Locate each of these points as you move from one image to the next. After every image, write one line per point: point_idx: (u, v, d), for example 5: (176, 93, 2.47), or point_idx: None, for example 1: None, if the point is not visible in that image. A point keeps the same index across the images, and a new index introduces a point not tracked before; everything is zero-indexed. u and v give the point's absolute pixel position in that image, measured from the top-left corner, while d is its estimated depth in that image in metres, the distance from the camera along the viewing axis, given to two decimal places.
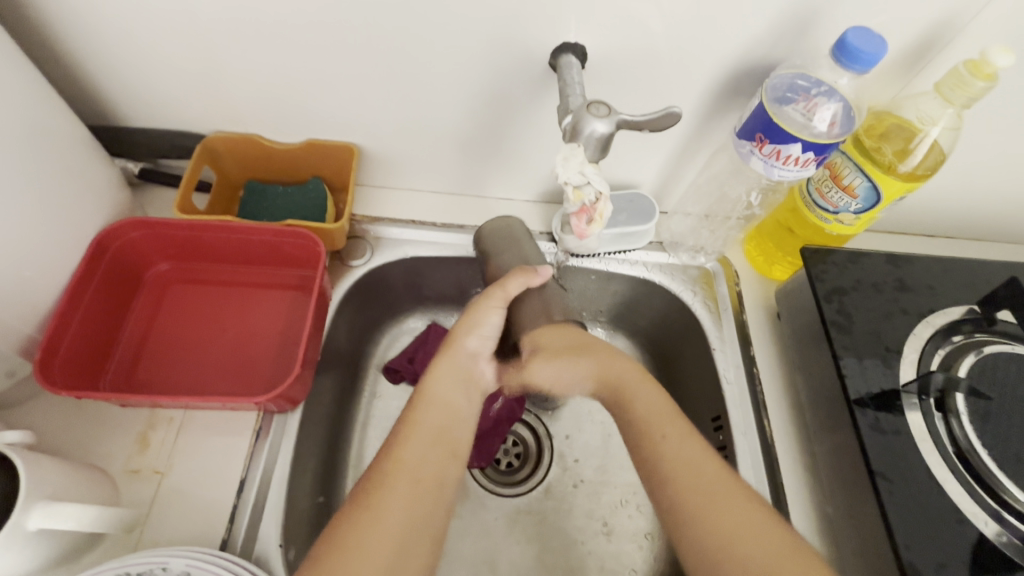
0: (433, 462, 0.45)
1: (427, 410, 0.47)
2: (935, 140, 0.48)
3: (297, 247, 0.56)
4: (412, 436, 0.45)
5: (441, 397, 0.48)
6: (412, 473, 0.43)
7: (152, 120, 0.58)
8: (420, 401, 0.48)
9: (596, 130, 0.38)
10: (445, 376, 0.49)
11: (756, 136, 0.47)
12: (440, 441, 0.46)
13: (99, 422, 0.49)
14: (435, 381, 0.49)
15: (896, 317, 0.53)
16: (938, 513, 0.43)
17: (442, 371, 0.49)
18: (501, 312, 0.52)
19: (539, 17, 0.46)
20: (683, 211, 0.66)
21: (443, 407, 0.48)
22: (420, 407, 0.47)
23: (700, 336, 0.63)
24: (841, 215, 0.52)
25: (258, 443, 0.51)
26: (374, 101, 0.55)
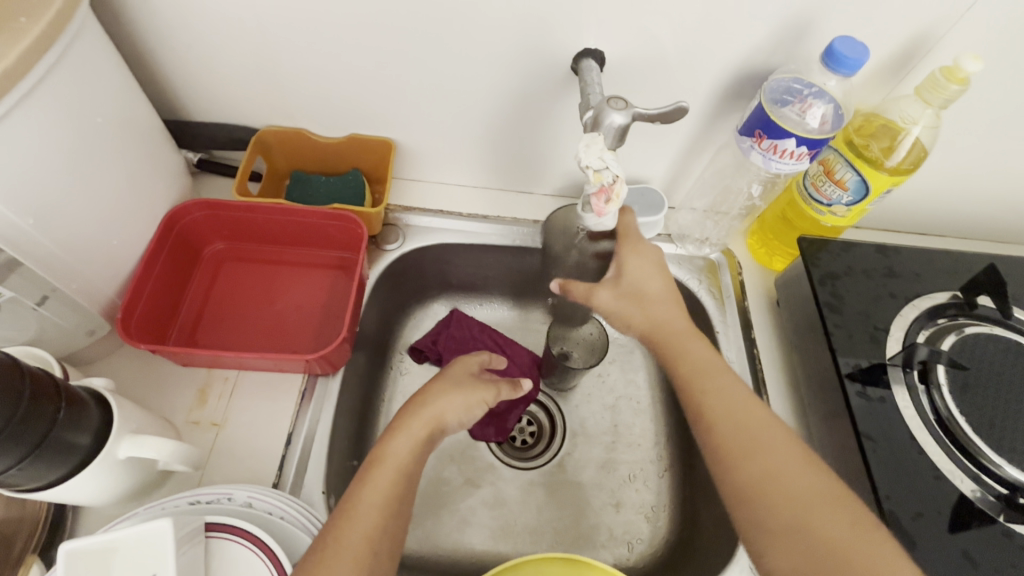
0: (387, 520, 0.44)
1: (387, 471, 0.46)
2: (917, 138, 0.53)
3: (341, 230, 0.62)
4: (369, 492, 0.45)
5: (397, 456, 0.47)
6: (367, 524, 0.43)
7: (213, 114, 0.65)
8: (376, 462, 0.46)
9: (614, 121, 0.44)
10: (403, 435, 0.48)
11: (755, 132, 0.53)
12: (396, 498, 0.45)
13: (166, 378, 0.56)
14: (393, 440, 0.48)
15: (884, 300, 0.58)
16: (917, 471, 0.48)
17: (402, 429, 0.48)
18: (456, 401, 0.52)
19: (565, 26, 0.52)
20: (690, 206, 0.72)
21: (398, 466, 0.46)
22: (375, 469, 0.46)
23: (704, 320, 0.68)
24: (834, 207, 0.58)
25: (303, 404, 0.56)
26: (412, 100, 0.61)
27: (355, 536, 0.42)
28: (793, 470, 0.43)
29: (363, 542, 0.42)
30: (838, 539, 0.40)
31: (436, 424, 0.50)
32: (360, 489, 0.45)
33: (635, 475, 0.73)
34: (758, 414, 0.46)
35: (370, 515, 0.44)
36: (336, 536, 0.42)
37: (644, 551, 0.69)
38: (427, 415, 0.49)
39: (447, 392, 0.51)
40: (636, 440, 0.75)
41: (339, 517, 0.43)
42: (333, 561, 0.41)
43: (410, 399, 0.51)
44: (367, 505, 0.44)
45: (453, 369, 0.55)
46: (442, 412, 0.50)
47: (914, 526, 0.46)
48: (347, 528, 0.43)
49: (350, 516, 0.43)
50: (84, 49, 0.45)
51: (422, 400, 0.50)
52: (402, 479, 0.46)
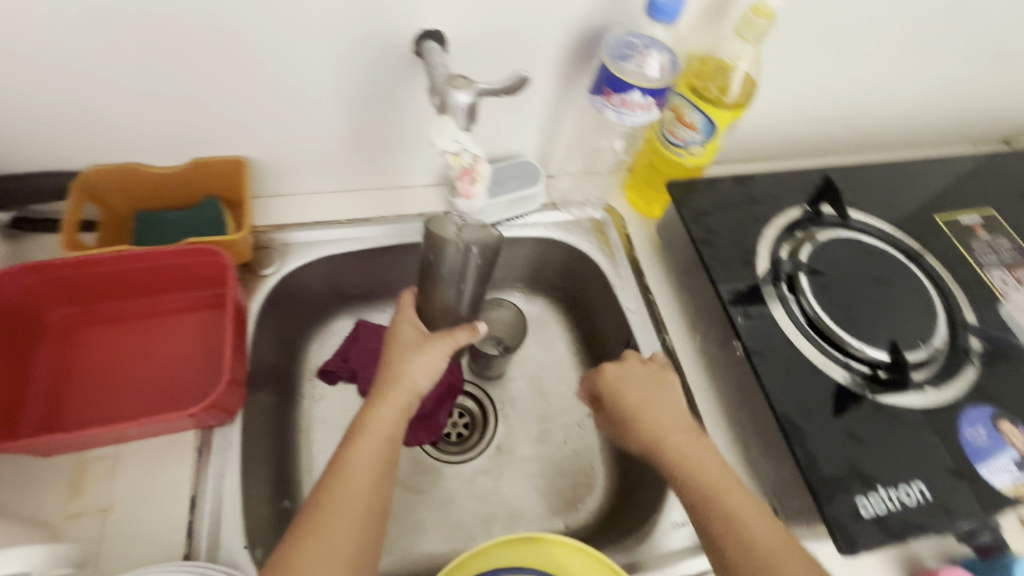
0: (378, 480, 0.46)
1: (370, 438, 0.47)
2: (745, 73, 0.58)
3: (203, 266, 0.56)
4: (355, 458, 0.46)
5: (380, 424, 0.48)
6: (357, 492, 0.45)
7: (22, 163, 0.56)
8: (361, 432, 0.48)
9: (460, 102, 0.42)
10: (385, 403, 0.49)
11: (604, 90, 0.54)
12: (383, 459, 0.47)
13: (26, 474, 0.48)
14: (374, 410, 0.49)
15: (749, 226, 0.63)
16: (799, 371, 0.54)
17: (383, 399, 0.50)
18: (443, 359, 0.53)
19: (397, 8, 0.51)
20: (566, 172, 0.74)
21: (382, 435, 0.48)
22: (361, 437, 0.47)
23: (601, 277, 0.72)
24: (691, 148, 0.62)
25: (202, 462, 0.51)
26: (254, 110, 0.57)
27: (347, 505, 0.44)
28: (739, 500, 0.45)
29: (356, 499, 0.45)
30: (768, 548, 0.43)
31: (407, 394, 0.50)
32: (346, 456, 0.46)
33: (570, 439, 0.75)
34: (709, 452, 0.49)
35: (361, 477, 0.46)
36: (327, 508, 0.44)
37: (592, 508, 0.71)
38: (405, 384, 0.50)
39: (423, 362, 0.52)
40: (565, 406, 0.77)
41: (326, 492, 0.45)
42: (328, 527, 0.43)
43: (384, 371, 0.52)
44: (357, 468, 0.46)
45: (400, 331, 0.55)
46: (411, 372, 0.51)
47: (805, 419, 0.51)
48: (337, 494, 0.45)
49: (339, 483, 0.45)
50: None
51: (399, 371, 0.51)
52: (387, 448, 0.48)
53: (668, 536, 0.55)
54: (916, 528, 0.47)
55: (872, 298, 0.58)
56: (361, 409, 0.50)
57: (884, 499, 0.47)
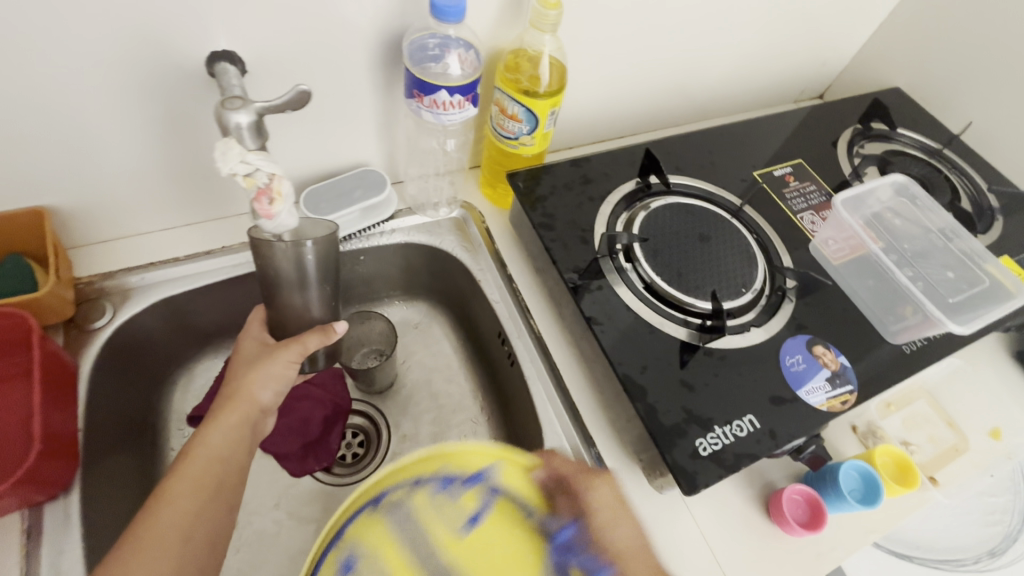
0: (207, 505, 0.44)
1: (203, 459, 0.45)
2: (552, 59, 0.61)
3: (5, 331, 0.51)
4: (183, 483, 0.43)
5: (218, 445, 0.46)
6: (180, 518, 0.42)
7: None
8: (194, 455, 0.45)
9: (240, 122, 0.41)
10: (223, 423, 0.47)
11: (415, 93, 0.54)
12: (215, 483, 0.45)
13: None
14: (212, 430, 0.47)
15: (585, 205, 0.66)
16: (637, 333, 0.58)
17: (221, 418, 0.47)
18: (292, 368, 0.52)
19: (176, 34, 0.48)
20: (417, 176, 0.74)
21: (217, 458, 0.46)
22: (193, 461, 0.45)
23: (466, 273, 0.73)
24: (521, 138, 0.64)
25: (33, 544, 0.47)
26: (41, 154, 0.52)
27: (170, 530, 0.41)
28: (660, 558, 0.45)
29: (178, 526, 0.42)
30: None
31: (246, 410, 0.49)
32: (173, 479, 0.43)
33: (465, 436, 0.76)
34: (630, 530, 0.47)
35: (187, 502, 0.43)
36: (145, 531, 0.41)
37: None
38: (243, 401, 0.49)
39: (264, 375, 0.50)
40: (457, 404, 0.78)
41: (140, 522, 0.41)
42: (142, 556, 0.39)
43: (224, 389, 0.50)
44: (184, 492, 0.43)
45: (246, 347, 0.54)
46: (255, 386, 0.49)
47: (644, 378, 0.55)
48: (157, 522, 0.41)
49: (159, 508, 0.42)
50: None
51: (237, 387, 0.49)
52: (222, 468, 0.46)
53: None
54: (748, 456, 0.51)
55: (699, 255, 0.64)
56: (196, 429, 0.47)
57: (720, 436, 0.52)
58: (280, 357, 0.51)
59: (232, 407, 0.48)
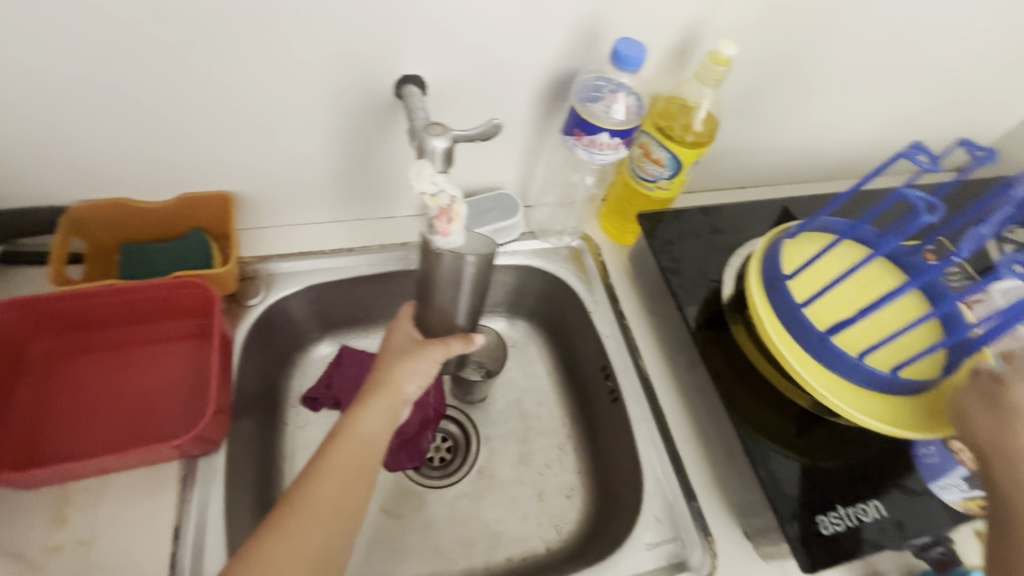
0: (353, 489, 0.47)
1: (352, 445, 0.48)
2: (708, 111, 0.62)
3: (189, 297, 0.58)
4: (334, 466, 0.47)
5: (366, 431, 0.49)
6: (330, 498, 0.46)
7: (10, 200, 0.58)
8: (344, 438, 0.48)
9: (436, 147, 0.45)
10: (374, 410, 0.49)
11: (575, 131, 0.57)
12: (360, 467, 0.48)
13: (7, 509, 0.49)
14: (363, 415, 0.49)
15: (714, 255, 0.67)
16: (761, 396, 0.58)
17: (371, 406, 0.50)
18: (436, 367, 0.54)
19: (377, 57, 0.54)
20: (544, 202, 0.77)
21: (365, 444, 0.48)
22: (344, 444, 0.48)
23: (578, 302, 0.74)
24: (659, 182, 0.65)
25: (186, 494, 0.52)
26: (240, 147, 0.59)
27: (319, 508, 0.45)
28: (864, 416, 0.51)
29: (328, 505, 0.45)
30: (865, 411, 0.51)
31: (391, 401, 0.50)
32: (326, 461, 0.47)
33: (550, 461, 0.77)
34: None
35: (336, 484, 0.46)
36: (300, 505, 0.45)
37: (571, 529, 0.72)
38: (391, 392, 0.51)
39: (412, 370, 0.52)
40: (546, 428, 0.79)
41: (296, 496, 0.45)
42: (297, 527, 0.44)
43: (375, 375, 0.52)
44: (334, 474, 0.46)
45: (395, 339, 0.56)
46: (403, 380, 0.51)
47: (769, 443, 0.55)
48: (311, 498, 0.45)
49: (314, 486, 0.45)
50: None
51: (388, 377, 0.51)
52: (365, 454, 0.48)
53: (640, 555, 0.56)
54: (871, 543, 0.51)
55: None
56: (348, 412, 0.50)
57: (843, 517, 0.51)
58: (429, 356, 0.53)
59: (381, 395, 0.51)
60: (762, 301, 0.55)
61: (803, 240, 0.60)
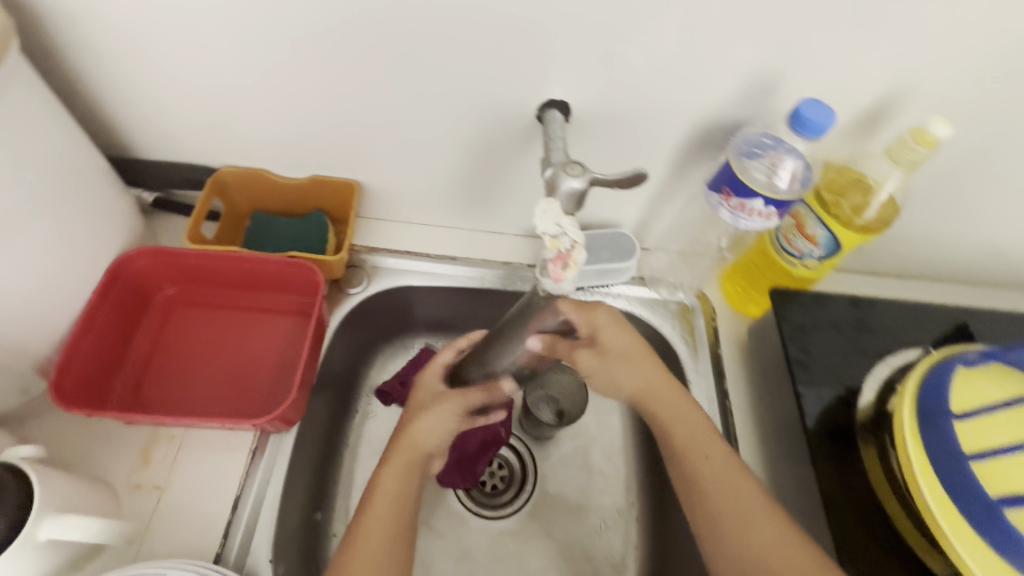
0: (390, 543, 0.48)
1: (382, 500, 0.49)
2: (887, 197, 0.54)
3: (298, 277, 0.59)
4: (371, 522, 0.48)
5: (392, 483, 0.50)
6: (370, 553, 0.47)
7: (171, 154, 0.63)
8: (374, 493, 0.50)
9: (571, 186, 0.42)
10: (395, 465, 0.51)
11: (723, 189, 0.52)
12: (394, 522, 0.49)
13: (105, 437, 0.53)
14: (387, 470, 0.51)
15: (856, 358, 0.57)
16: (880, 541, 0.49)
17: (393, 460, 0.51)
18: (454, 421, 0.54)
19: (526, 77, 0.51)
20: (663, 249, 0.71)
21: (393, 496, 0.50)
22: (375, 499, 0.49)
23: (677, 366, 0.67)
24: (806, 259, 0.57)
25: (253, 463, 0.53)
26: (374, 142, 0.59)
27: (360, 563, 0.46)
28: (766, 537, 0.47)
29: (370, 558, 0.47)
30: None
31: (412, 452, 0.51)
32: (362, 519, 0.48)
33: (606, 525, 0.70)
34: None
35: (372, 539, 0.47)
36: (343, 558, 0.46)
37: None
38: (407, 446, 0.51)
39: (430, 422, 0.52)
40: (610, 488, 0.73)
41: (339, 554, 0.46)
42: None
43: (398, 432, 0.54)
44: (370, 530, 0.48)
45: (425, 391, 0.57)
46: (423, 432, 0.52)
47: None
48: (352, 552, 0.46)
49: (354, 543, 0.47)
50: (17, 100, 0.43)
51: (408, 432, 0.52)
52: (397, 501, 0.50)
53: None
54: None
55: None
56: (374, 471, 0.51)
57: None
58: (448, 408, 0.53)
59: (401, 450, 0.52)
60: (913, 435, 0.46)
61: (983, 374, 0.47)
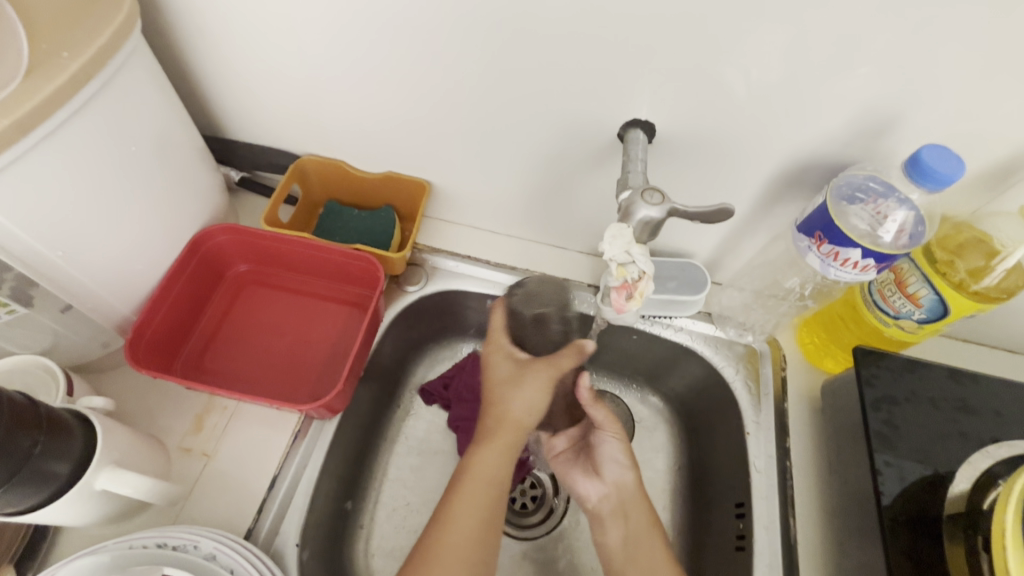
0: (481, 530, 0.47)
1: (475, 485, 0.47)
2: (1016, 264, 0.47)
3: (361, 269, 0.61)
4: (463, 509, 0.47)
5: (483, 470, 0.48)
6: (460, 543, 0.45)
7: (261, 138, 0.66)
8: (466, 479, 0.48)
9: (648, 216, 0.39)
10: (486, 449, 0.49)
11: (814, 233, 0.47)
12: (489, 509, 0.47)
13: (166, 399, 0.56)
14: (478, 456, 0.49)
15: (950, 439, 0.50)
16: None
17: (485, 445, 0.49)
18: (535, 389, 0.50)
19: (612, 94, 0.48)
20: (736, 286, 0.66)
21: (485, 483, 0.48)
22: (465, 487, 0.47)
23: (736, 414, 0.62)
24: (902, 321, 0.51)
25: (294, 445, 0.55)
26: (449, 144, 0.59)
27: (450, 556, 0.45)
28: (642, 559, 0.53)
29: (463, 550, 0.45)
30: None
31: (515, 428, 0.50)
32: (451, 508, 0.47)
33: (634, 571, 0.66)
34: None
35: (464, 529, 0.46)
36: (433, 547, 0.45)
37: None
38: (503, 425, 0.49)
39: (511, 389, 0.50)
40: None
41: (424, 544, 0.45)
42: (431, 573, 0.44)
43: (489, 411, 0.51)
44: (461, 522, 0.46)
45: (535, 375, 0.50)
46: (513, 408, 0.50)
47: None
48: (440, 542, 0.45)
49: (441, 533, 0.46)
50: (132, 79, 0.46)
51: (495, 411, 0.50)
52: (488, 493, 0.48)
53: None
54: None
55: None
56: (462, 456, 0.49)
57: None
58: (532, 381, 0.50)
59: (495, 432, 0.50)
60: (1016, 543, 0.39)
61: None
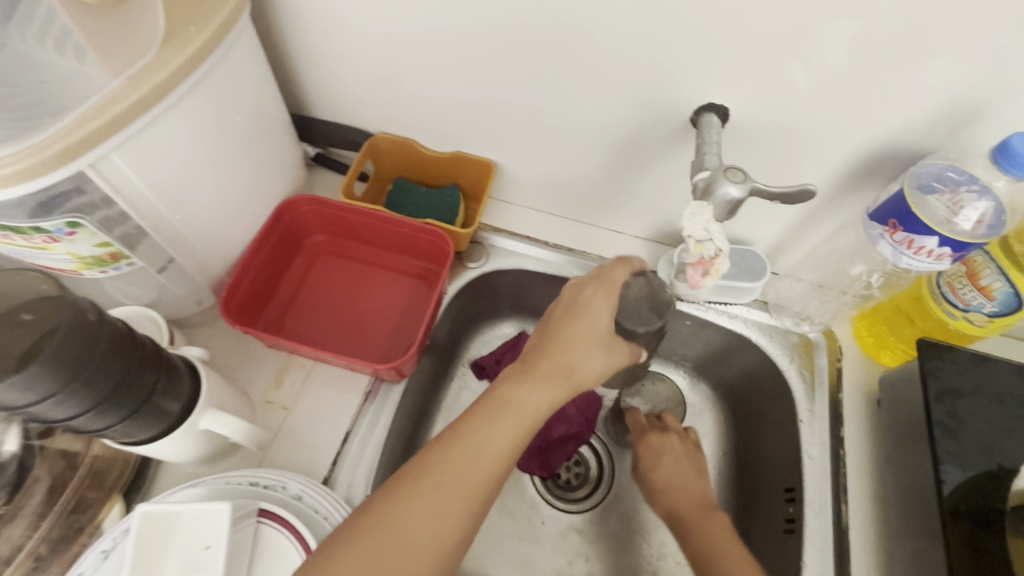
0: (498, 463, 0.44)
1: (514, 417, 0.45)
2: None
3: (430, 244, 0.64)
4: (494, 432, 0.44)
5: (522, 402, 0.45)
6: (473, 469, 0.42)
7: (338, 116, 0.69)
8: (506, 403, 0.45)
9: (728, 193, 0.41)
10: (539, 383, 0.46)
11: (889, 220, 0.48)
12: (516, 445, 0.44)
13: (250, 355, 0.60)
14: (525, 387, 0.46)
15: (1016, 434, 0.50)
16: None
17: (539, 378, 0.46)
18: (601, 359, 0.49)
19: (690, 79, 0.49)
20: (795, 276, 0.67)
21: (520, 415, 0.45)
22: (504, 410, 0.45)
23: (789, 402, 0.63)
24: (972, 314, 0.51)
25: (366, 405, 0.58)
26: (520, 126, 0.61)
27: (457, 474, 0.42)
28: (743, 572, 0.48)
29: (471, 475, 0.42)
30: None
31: (578, 382, 0.48)
32: (485, 424, 0.44)
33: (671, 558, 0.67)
34: None
35: (485, 453, 0.43)
36: (440, 467, 0.42)
37: None
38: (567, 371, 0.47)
39: (585, 341, 0.48)
40: None
41: (438, 450, 0.43)
42: (429, 490, 0.41)
43: (548, 343, 0.48)
44: (486, 442, 0.43)
45: (617, 350, 0.49)
46: (582, 365, 0.48)
47: None
48: (454, 457, 0.42)
49: (464, 447, 0.43)
50: (239, 55, 0.49)
51: (563, 353, 0.48)
52: (526, 429, 0.45)
53: None
54: None
55: None
56: (504, 381, 0.47)
57: None
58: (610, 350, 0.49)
59: (553, 371, 0.47)
60: None
61: None
